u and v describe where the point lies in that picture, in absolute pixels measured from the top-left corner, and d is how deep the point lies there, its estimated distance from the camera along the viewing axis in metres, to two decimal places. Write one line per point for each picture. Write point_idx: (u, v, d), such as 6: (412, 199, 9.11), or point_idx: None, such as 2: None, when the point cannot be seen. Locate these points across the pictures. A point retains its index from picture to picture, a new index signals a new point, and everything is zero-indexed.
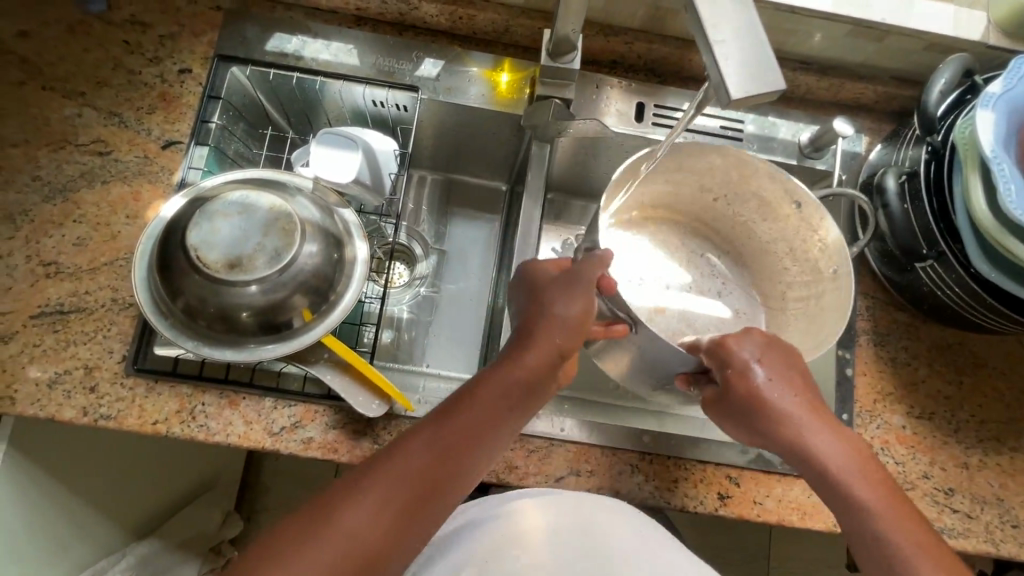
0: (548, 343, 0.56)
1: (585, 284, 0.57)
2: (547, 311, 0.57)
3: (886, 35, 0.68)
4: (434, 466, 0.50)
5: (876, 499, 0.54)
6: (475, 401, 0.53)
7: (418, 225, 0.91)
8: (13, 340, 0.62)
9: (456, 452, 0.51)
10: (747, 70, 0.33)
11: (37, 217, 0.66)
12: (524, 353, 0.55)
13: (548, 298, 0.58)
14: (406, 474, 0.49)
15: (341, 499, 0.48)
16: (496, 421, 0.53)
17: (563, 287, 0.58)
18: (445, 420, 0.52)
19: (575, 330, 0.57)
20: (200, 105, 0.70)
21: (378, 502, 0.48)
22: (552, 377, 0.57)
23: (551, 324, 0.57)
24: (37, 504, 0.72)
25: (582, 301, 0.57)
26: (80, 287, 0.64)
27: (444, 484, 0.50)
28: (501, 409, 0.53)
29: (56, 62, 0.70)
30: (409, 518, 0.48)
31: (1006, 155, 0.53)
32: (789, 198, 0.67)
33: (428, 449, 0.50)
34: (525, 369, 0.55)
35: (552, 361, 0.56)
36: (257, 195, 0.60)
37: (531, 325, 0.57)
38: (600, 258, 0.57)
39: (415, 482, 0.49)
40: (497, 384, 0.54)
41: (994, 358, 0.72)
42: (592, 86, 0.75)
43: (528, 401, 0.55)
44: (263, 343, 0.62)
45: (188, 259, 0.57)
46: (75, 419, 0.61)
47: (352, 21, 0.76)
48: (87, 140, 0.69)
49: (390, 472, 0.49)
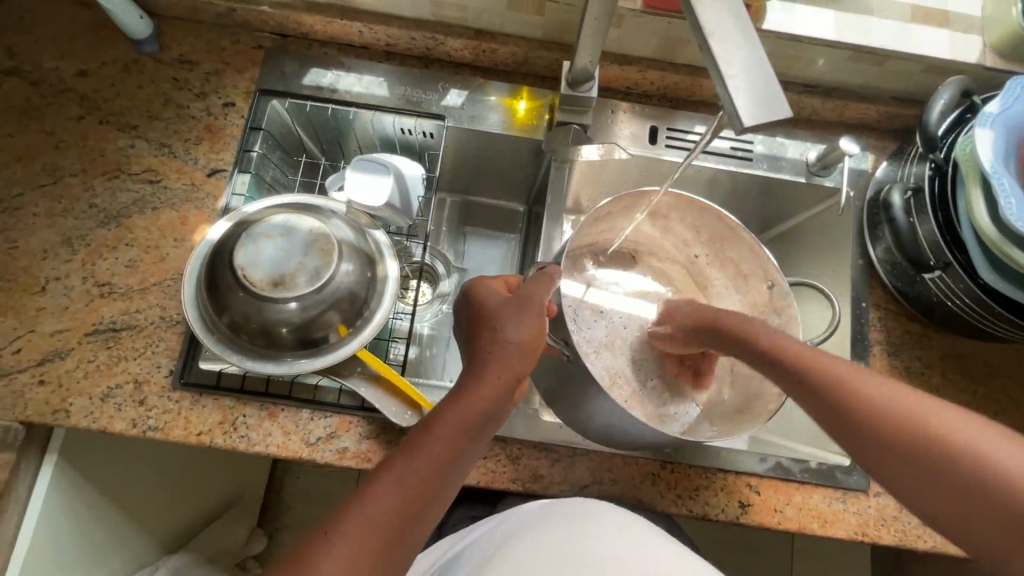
0: (507, 368, 0.54)
1: (538, 307, 0.58)
2: (498, 336, 0.56)
3: (887, 59, 0.72)
4: (407, 507, 0.47)
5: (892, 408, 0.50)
6: (433, 431, 0.51)
7: (439, 245, 0.95)
8: (69, 356, 0.66)
9: (426, 485, 0.49)
10: (757, 100, 0.36)
11: (93, 241, 0.71)
12: (480, 381, 0.53)
13: (499, 323, 0.57)
14: (376, 518, 0.46)
15: (313, 549, 0.45)
16: (460, 448, 0.51)
17: (515, 312, 0.57)
18: (410, 454, 0.49)
19: (530, 355, 0.56)
20: (243, 136, 0.76)
21: (353, 552, 0.45)
22: (512, 398, 0.55)
23: (508, 351, 0.55)
24: (83, 515, 0.75)
25: (535, 325, 0.57)
26: (131, 305, 0.69)
27: (419, 515, 0.48)
28: (463, 437, 0.51)
29: (112, 98, 0.76)
30: (387, 560, 0.46)
31: (1006, 170, 0.56)
32: (764, 275, 0.73)
33: (398, 488, 0.48)
34: (484, 397, 0.52)
35: (510, 386, 0.54)
36: (298, 219, 0.64)
37: (483, 351, 0.55)
38: (550, 277, 0.60)
39: (388, 523, 0.46)
40: (455, 415, 0.52)
41: (1006, 367, 0.74)
42: (607, 112, 0.80)
43: (490, 425, 0.53)
44: (300, 358, 0.65)
45: (235, 277, 0.61)
46: (125, 431, 0.65)
47: (381, 55, 0.82)
48: (140, 169, 0.74)
49: (359, 518, 0.46)
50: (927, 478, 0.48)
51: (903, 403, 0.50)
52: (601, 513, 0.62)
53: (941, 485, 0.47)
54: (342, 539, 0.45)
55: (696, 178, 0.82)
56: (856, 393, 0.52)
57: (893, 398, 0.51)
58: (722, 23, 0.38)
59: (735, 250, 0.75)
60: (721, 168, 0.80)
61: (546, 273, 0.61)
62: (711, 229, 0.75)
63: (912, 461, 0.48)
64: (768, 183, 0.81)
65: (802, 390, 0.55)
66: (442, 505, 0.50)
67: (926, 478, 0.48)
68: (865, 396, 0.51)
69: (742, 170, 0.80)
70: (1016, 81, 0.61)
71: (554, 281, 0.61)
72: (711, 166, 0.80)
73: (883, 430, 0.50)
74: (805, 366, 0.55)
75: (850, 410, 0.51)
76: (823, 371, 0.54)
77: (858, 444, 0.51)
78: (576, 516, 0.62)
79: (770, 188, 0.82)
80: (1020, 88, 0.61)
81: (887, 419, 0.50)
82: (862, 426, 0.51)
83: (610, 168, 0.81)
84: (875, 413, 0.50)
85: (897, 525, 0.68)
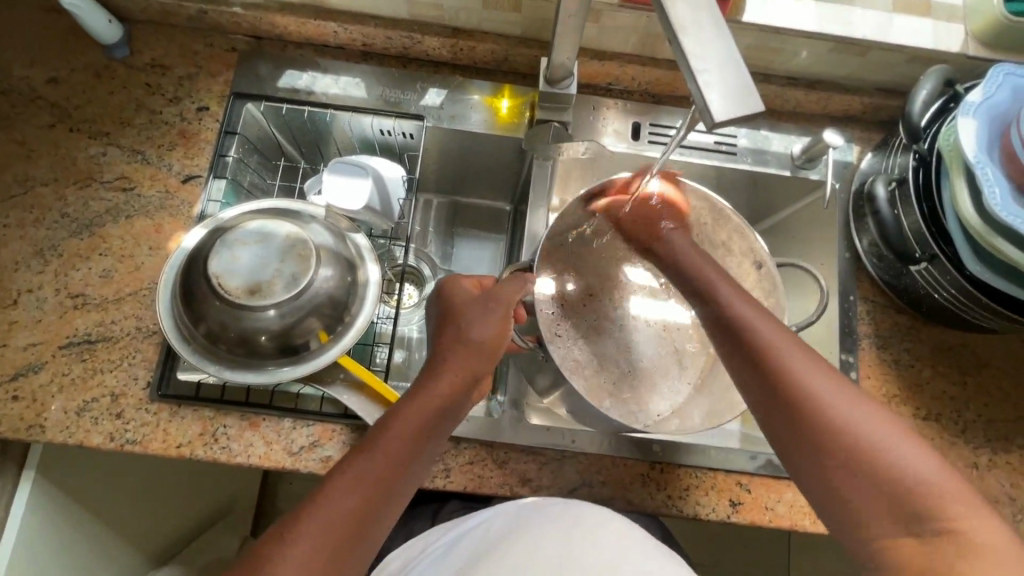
0: (465, 368, 0.54)
1: (505, 308, 0.57)
2: (461, 335, 0.56)
3: (869, 50, 0.71)
4: (364, 505, 0.47)
5: (837, 409, 0.48)
6: (392, 429, 0.50)
7: (426, 246, 0.95)
8: (43, 370, 0.65)
9: (383, 485, 0.48)
10: (728, 94, 0.35)
11: (65, 251, 0.69)
12: (438, 378, 0.53)
13: (461, 321, 0.56)
14: (332, 519, 0.45)
15: (272, 549, 0.44)
16: (420, 449, 0.50)
17: (479, 309, 0.57)
18: (368, 454, 0.48)
19: (490, 354, 0.56)
20: (218, 140, 0.74)
21: (313, 551, 0.44)
22: (469, 398, 0.55)
23: (469, 351, 0.55)
24: (66, 531, 0.74)
25: (497, 323, 0.56)
26: (106, 317, 0.67)
27: (377, 515, 0.47)
28: (421, 437, 0.51)
29: (83, 105, 0.75)
30: (346, 556, 0.45)
31: (990, 161, 0.55)
32: (752, 258, 0.72)
33: (354, 486, 0.47)
34: (442, 394, 0.52)
35: (468, 384, 0.54)
36: (274, 224, 0.63)
37: (444, 351, 0.55)
38: (521, 283, 0.59)
39: (347, 523, 0.46)
40: (413, 415, 0.51)
41: (996, 357, 0.73)
42: (589, 109, 0.79)
43: (448, 421, 0.53)
44: (281, 365, 0.64)
45: (210, 285, 0.60)
46: (103, 445, 0.63)
47: (359, 56, 0.80)
48: (112, 177, 0.72)
49: (316, 519, 0.45)
50: (852, 484, 0.46)
51: (851, 409, 0.48)
52: (593, 515, 0.62)
53: (869, 495, 0.45)
54: (299, 538, 0.44)
55: (681, 174, 0.81)
56: (809, 388, 0.49)
57: (840, 401, 0.48)
58: (692, 16, 0.37)
59: (725, 235, 0.73)
60: (706, 163, 0.79)
61: (521, 275, 0.61)
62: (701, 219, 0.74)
63: (845, 466, 0.46)
64: (753, 177, 0.80)
65: (755, 374, 0.52)
66: (401, 502, 0.50)
67: (853, 487, 0.46)
68: (814, 393, 0.49)
69: (727, 165, 0.79)
70: (999, 69, 0.60)
71: (529, 281, 0.60)
72: (696, 162, 0.79)
73: (824, 428, 0.47)
74: (765, 348, 0.52)
75: (795, 406, 0.49)
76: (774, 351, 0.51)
77: (794, 434, 0.49)
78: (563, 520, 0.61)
79: (755, 182, 0.81)
80: (1002, 76, 0.60)
81: (829, 420, 0.47)
82: (808, 427, 0.48)
83: (594, 164, 0.81)
84: (820, 411, 0.48)
85: None
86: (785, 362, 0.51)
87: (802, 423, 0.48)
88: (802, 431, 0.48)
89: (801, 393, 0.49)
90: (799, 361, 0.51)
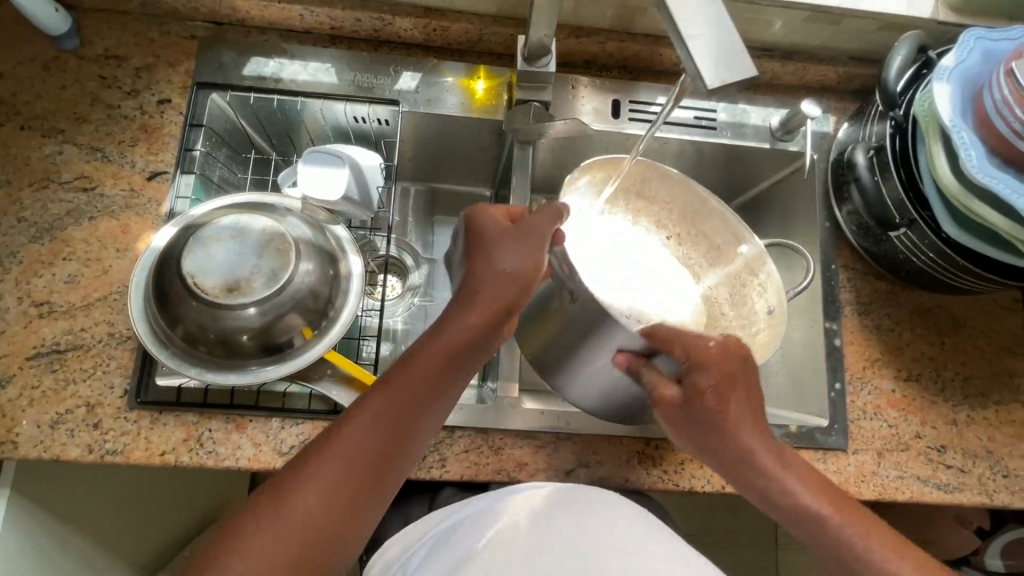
0: (494, 300, 0.54)
1: (535, 239, 0.55)
2: (491, 265, 0.55)
3: (842, 18, 0.72)
4: (390, 431, 0.50)
5: (842, 521, 0.54)
6: (414, 362, 0.52)
7: (406, 236, 0.92)
8: (11, 384, 0.61)
9: (409, 413, 0.51)
10: (719, 59, 0.36)
11: (25, 258, 0.65)
12: (467, 310, 0.54)
13: (492, 251, 0.55)
14: (359, 444, 0.49)
15: (300, 471, 0.48)
16: (444, 380, 0.52)
17: (511, 242, 0.55)
18: (393, 387, 0.51)
19: (522, 284, 0.54)
20: (183, 134, 0.71)
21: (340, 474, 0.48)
22: (501, 331, 0.55)
23: (501, 280, 0.54)
24: (50, 550, 0.71)
25: (529, 254, 0.55)
26: (75, 324, 0.64)
27: (403, 440, 0.51)
28: (446, 367, 0.52)
29: (33, 101, 0.70)
30: (372, 478, 0.49)
31: (964, 124, 0.56)
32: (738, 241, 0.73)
33: (378, 416, 0.50)
34: (471, 326, 0.53)
35: (498, 317, 0.54)
36: (247, 219, 0.61)
37: (474, 282, 0.54)
38: (554, 214, 0.56)
39: (372, 447, 0.49)
40: (440, 348, 0.52)
41: (970, 317, 0.76)
42: (567, 89, 0.78)
43: (476, 354, 0.54)
44: (266, 364, 0.62)
45: (185, 286, 0.57)
46: (81, 458, 0.60)
47: (327, 40, 0.77)
48: (71, 177, 0.68)
49: (342, 444, 0.49)
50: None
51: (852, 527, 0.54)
52: (610, 503, 0.57)
53: None
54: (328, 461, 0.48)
55: (661, 151, 0.81)
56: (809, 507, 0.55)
57: (855, 529, 0.54)
58: None
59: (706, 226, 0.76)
60: (686, 139, 0.79)
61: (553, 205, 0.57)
62: (684, 205, 0.76)
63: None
64: (734, 150, 0.80)
65: (767, 501, 0.56)
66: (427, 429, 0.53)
67: None
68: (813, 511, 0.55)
69: (707, 139, 0.79)
70: (969, 33, 0.61)
71: (559, 216, 0.57)
72: (676, 138, 0.79)
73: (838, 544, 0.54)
74: (774, 474, 0.55)
75: (804, 525, 0.55)
76: (784, 475, 0.56)
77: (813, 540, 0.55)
78: (570, 508, 0.56)
79: (735, 155, 0.81)
80: (974, 40, 0.61)
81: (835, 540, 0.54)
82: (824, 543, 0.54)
83: (575, 144, 0.80)
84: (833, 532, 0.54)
85: (876, 479, 0.68)
86: (792, 485, 0.55)
87: (818, 535, 0.55)
88: (821, 540, 0.54)
89: (808, 515, 0.55)
90: (830, 508, 0.55)
